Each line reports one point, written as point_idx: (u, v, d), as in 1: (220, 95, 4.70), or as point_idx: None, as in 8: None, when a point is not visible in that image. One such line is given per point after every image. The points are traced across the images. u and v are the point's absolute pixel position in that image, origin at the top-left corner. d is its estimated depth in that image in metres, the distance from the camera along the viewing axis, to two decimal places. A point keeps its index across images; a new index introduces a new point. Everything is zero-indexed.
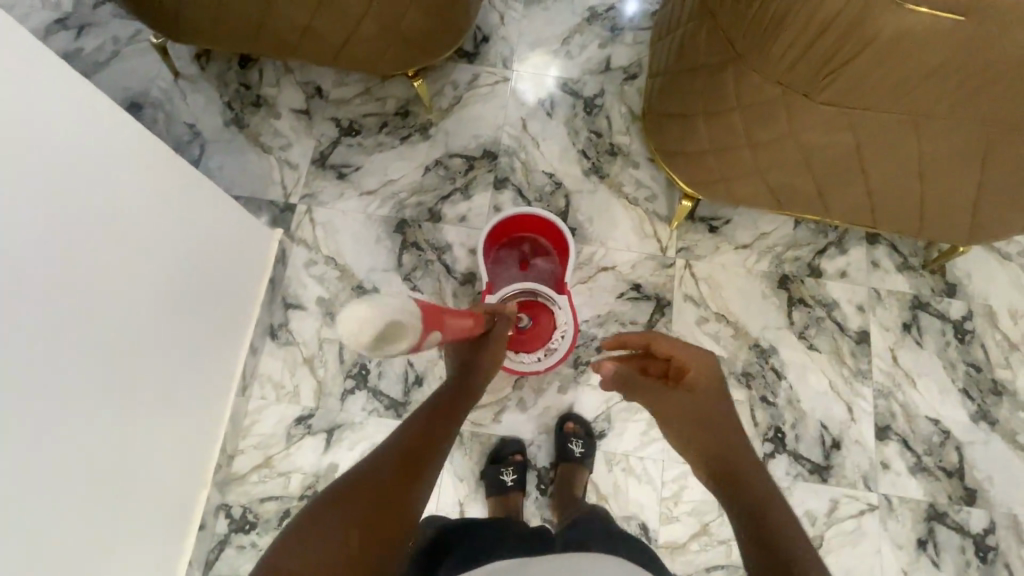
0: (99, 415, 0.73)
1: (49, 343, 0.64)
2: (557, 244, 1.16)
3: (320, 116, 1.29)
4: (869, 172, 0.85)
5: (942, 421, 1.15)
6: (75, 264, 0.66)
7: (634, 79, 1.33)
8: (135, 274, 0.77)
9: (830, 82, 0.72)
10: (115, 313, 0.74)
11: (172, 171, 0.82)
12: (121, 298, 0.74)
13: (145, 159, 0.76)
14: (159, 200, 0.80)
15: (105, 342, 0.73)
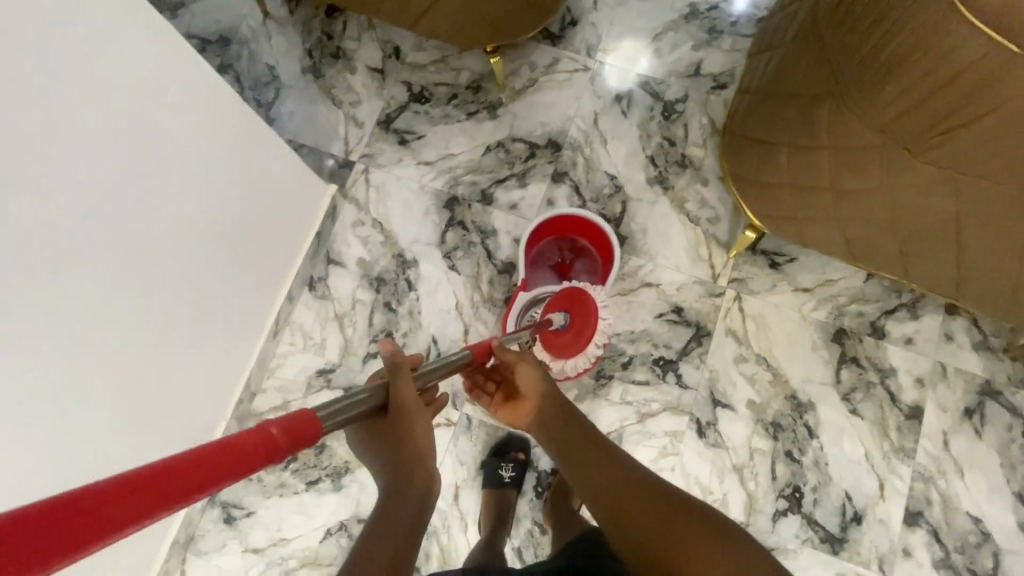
0: (135, 341, 0.78)
1: (96, 270, 0.67)
2: (601, 248, 1.13)
3: (394, 77, 1.29)
4: (962, 243, 0.76)
5: (985, 521, 1.05)
6: (132, 199, 0.69)
7: (723, 89, 1.24)
8: (186, 215, 0.80)
9: (940, 142, 0.64)
10: (162, 250, 0.78)
11: (235, 118, 0.84)
12: (170, 236, 0.78)
13: (210, 104, 0.77)
14: (218, 146, 0.82)
15: (150, 274, 0.77)
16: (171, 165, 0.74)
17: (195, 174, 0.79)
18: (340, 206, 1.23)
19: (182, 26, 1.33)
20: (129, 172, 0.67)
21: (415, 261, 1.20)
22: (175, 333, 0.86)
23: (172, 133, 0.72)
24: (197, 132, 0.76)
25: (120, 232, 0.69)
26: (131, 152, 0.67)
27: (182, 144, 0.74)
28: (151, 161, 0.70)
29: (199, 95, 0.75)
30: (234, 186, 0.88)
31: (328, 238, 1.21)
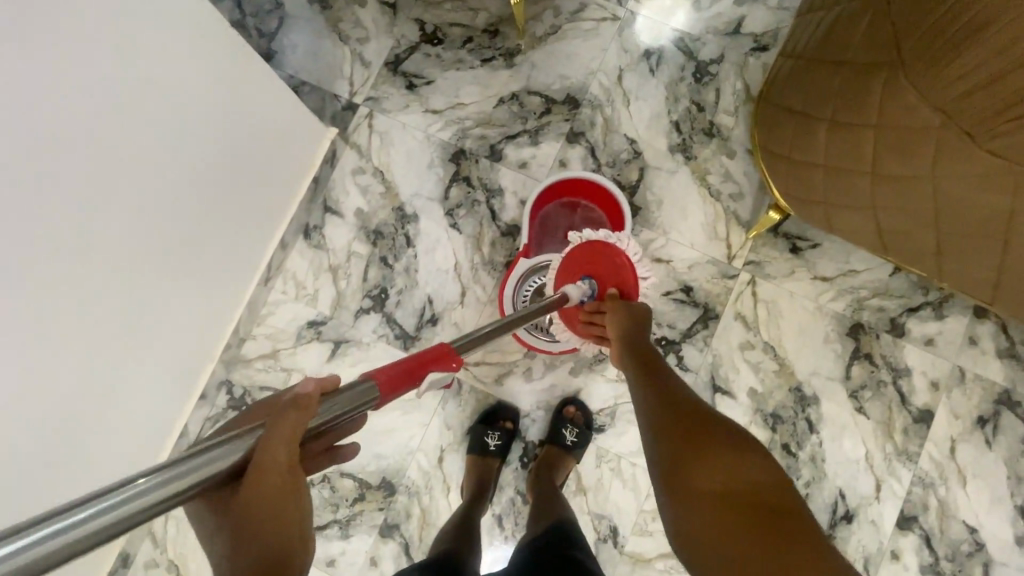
0: (117, 285, 0.75)
1: (71, 203, 0.63)
2: (575, 186, 1.06)
3: (405, 14, 1.19)
4: (1010, 249, 0.69)
5: (980, 531, 1.02)
6: (105, 127, 0.64)
7: (763, 52, 1.13)
8: (167, 149, 0.74)
9: (1012, 129, 0.56)
10: (142, 186, 0.73)
11: (218, 43, 0.77)
12: (150, 171, 0.73)
13: (189, 24, 0.70)
14: (200, 73, 0.75)
15: (131, 211, 0.72)
16: (148, 91, 0.67)
17: (178, 108, 0.73)
18: (340, 151, 1.16)
19: None
20: (101, 96, 0.62)
21: (415, 216, 1.14)
22: (160, 274, 0.83)
23: (144, 54, 0.65)
24: (176, 54, 0.70)
25: (94, 163, 0.64)
26: (102, 71, 0.61)
27: (159, 68, 0.68)
28: (126, 84, 0.64)
29: (170, 12, 0.67)
30: (222, 121, 0.82)
31: (326, 185, 1.15)
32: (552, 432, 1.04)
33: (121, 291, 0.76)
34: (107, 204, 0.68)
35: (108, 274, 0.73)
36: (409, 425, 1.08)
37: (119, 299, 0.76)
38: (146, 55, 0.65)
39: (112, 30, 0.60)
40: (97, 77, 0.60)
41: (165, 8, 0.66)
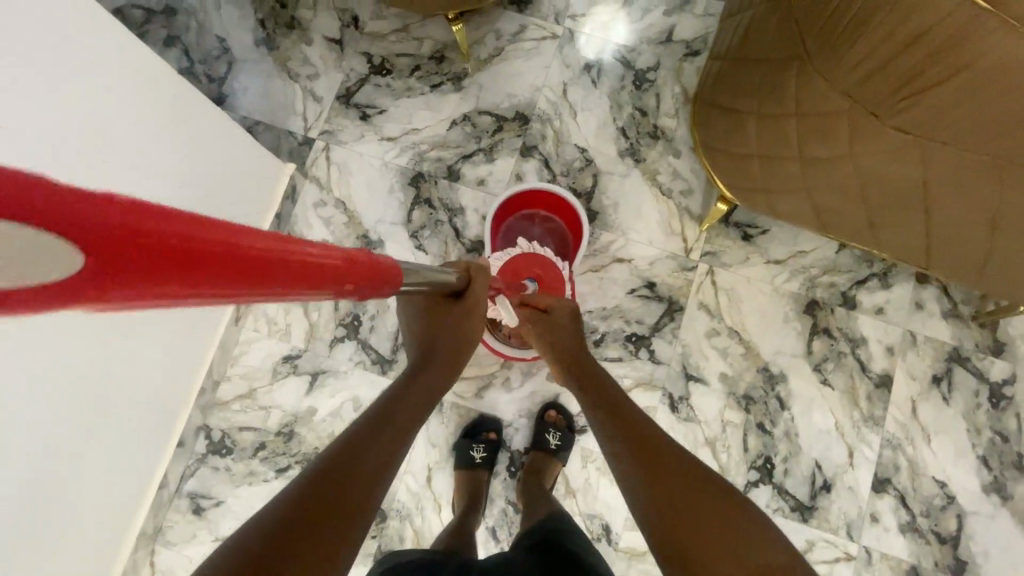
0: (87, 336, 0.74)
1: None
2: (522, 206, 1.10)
3: (353, 48, 1.23)
4: (932, 212, 0.75)
5: (950, 485, 1.07)
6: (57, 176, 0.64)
7: (695, 56, 1.20)
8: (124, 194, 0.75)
9: (907, 107, 0.61)
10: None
11: (164, 86, 0.78)
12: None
13: (130, 69, 0.72)
14: (148, 117, 0.76)
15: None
16: (97, 140, 0.68)
17: (131, 155, 0.75)
18: (300, 186, 1.18)
19: None
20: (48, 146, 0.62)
21: (381, 242, 1.16)
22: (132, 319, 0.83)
23: (89, 102, 0.67)
24: (120, 100, 0.71)
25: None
26: (51, 125, 0.62)
27: (105, 115, 0.69)
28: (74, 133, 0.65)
29: (110, 59, 0.68)
30: (177, 163, 0.83)
31: (289, 220, 1.17)
32: (536, 439, 1.06)
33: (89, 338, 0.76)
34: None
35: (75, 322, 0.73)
36: None
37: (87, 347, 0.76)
38: (91, 103, 0.67)
39: (51, 83, 0.61)
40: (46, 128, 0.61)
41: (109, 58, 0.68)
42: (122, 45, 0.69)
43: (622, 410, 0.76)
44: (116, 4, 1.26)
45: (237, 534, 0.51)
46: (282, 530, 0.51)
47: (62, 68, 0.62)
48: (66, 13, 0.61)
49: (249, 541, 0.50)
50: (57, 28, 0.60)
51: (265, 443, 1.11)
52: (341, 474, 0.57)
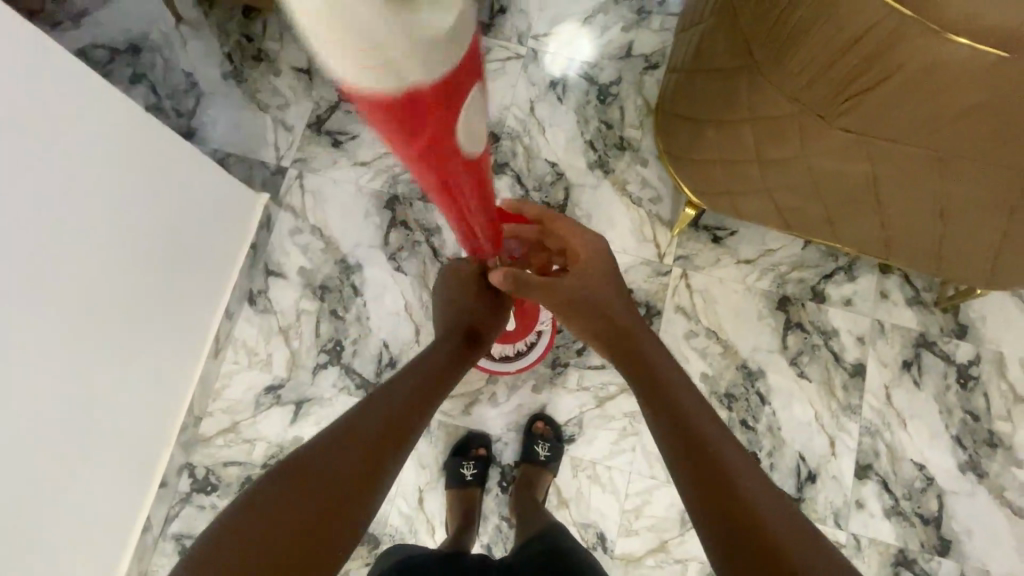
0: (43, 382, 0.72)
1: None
2: None
3: (321, 77, 1.25)
4: (884, 205, 0.79)
5: (928, 467, 1.10)
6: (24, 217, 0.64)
7: (655, 69, 1.25)
8: (94, 232, 0.75)
9: (850, 109, 0.63)
10: (71, 274, 0.73)
11: (137, 125, 0.79)
12: (77, 257, 0.73)
13: (99, 108, 0.72)
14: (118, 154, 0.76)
15: (61, 297, 0.72)
16: (61, 181, 0.68)
17: (97, 193, 0.74)
18: (274, 215, 1.18)
19: (87, 36, 1.27)
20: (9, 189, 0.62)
21: (359, 266, 1.16)
22: (104, 359, 0.82)
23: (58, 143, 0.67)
24: (91, 139, 0.72)
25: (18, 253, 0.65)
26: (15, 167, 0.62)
27: (75, 156, 0.69)
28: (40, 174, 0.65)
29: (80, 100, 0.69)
30: (149, 199, 0.83)
31: (265, 249, 1.17)
32: (525, 451, 1.07)
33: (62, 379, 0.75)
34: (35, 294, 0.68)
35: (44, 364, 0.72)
36: None
37: (57, 389, 0.75)
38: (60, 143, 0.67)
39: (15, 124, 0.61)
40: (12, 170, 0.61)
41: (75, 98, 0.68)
42: (88, 85, 0.70)
43: (663, 375, 0.77)
44: (80, 44, 1.26)
45: (298, 458, 0.61)
46: (337, 461, 0.61)
47: (27, 109, 0.62)
48: (27, 56, 0.61)
49: (311, 465, 0.60)
50: (19, 72, 0.60)
51: (251, 476, 1.09)
52: (390, 420, 0.67)
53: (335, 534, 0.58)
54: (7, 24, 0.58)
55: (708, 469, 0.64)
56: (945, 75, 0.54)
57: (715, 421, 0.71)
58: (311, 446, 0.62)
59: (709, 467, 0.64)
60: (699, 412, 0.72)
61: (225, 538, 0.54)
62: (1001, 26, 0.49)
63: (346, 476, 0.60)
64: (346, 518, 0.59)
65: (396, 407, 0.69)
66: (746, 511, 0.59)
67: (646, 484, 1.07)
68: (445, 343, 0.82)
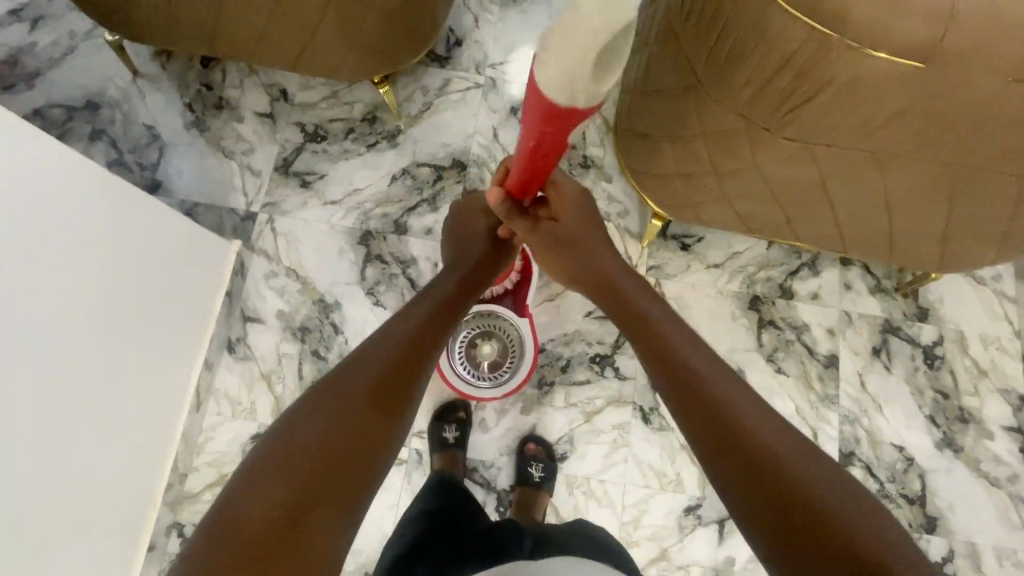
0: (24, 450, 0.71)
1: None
2: None
3: (284, 120, 1.26)
4: (834, 203, 0.84)
5: (907, 448, 1.14)
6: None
7: (610, 88, 1.29)
8: (61, 293, 0.74)
9: (790, 121, 0.66)
10: (43, 338, 0.72)
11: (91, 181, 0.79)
12: (47, 320, 0.72)
13: (54, 168, 0.73)
14: (78, 213, 0.76)
15: (35, 363, 0.71)
16: (24, 247, 0.68)
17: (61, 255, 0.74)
18: (248, 260, 1.18)
19: (41, 96, 1.25)
20: None
21: (338, 304, 1.16)
22: (82, 421, 0.80)
23: (19, 207, 0.67)
24: (47, 201, 0.71)
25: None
26: None
27: (35, 218, 0.69)
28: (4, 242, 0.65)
29: (34, 162, 0.69)
30: (113, 255, 0.83)
31: (240, 295, 1.16)
32: (519, 474, 1.07)
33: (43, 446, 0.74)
34: (11, 362, 0.67)
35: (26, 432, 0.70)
36: (378, 508, 1.06)
37: (39, 456, 0.73)
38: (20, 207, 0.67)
39: None
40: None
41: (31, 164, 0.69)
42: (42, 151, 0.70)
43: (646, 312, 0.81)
44: (34, 105, 1.25)
45: (322, 387, 0.64)
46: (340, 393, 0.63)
47: None
48: None
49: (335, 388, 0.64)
50: None
51: None
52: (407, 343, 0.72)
53: (368, 445, 0.62)
54: None
55: (700, 394, 0.69)
56: (871, 86, 0.57)
57: (697, 346, 0.75)
58: (328, 378, 0.66)
59: (700, 394, 0.69)
60: (684, 340, 0.76)
61: (266, 464, 0.57)
62: (913, 38, 0.53)
63: (368, 392, 0.64)
64: (375, 426, 0.63)
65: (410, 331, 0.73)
66: (735, 428, 0.65)
67: (641, 494, 1.08)
68: (450, 276, 0.85)
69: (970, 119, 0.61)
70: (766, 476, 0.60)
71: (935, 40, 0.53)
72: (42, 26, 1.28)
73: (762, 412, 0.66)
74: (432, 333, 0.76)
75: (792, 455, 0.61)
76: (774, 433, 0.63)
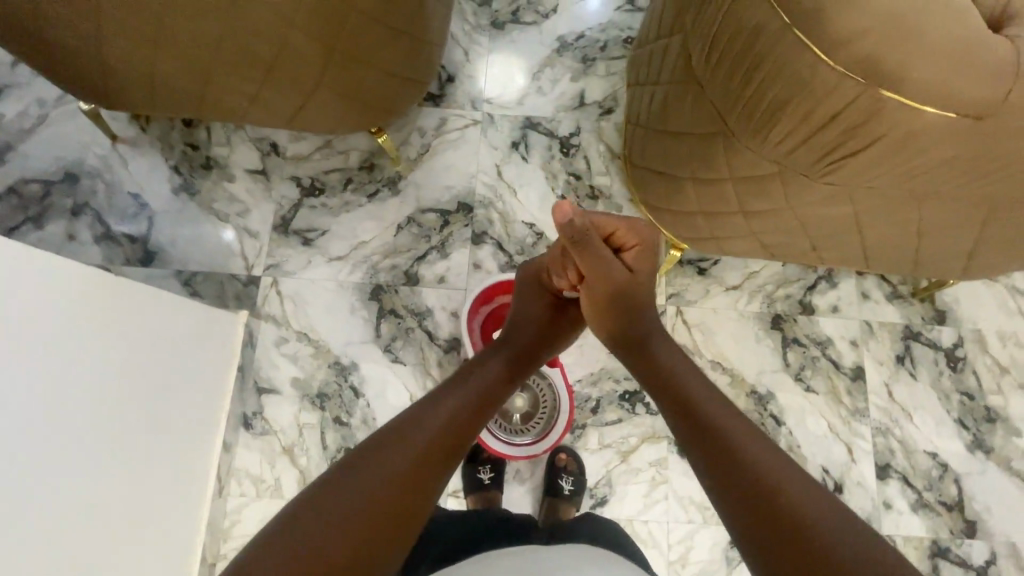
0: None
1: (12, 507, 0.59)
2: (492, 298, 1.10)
3: (278, 175, 1.20)
4: (866, 231, 0.79)
5: (940, 454, 1.14)
6: (16, 417, 0.60)
7: (610, 114, 1.27)
8: (82, 406, 0.70)
9: (831, 171, 0.65)
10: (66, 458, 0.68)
11: (94, 282, 0.75)
12: (69, 440, 0.68)
13: (53, 275, 0.68)
14: (87, 319, 0.72)
15: (64, 486, 0.67)
16: (40, 369, 0.64)
17: (77, 367, 0.69)
18: (256, 328, 1.13)
19: (14, 171, 1.18)
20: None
21: (355, 365, 1.12)
22: (111, 532, 0.76)
23: (27, 328, 0.62)
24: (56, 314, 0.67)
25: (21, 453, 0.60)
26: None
27: (45, 335, 0.65)
28: (21, 368, 0.61)
29: (37, 275, 0.65)
30: (127, 355, 0.79)
31: (252, 366, 1.11)
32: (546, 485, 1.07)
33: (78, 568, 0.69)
34: (39, 493, 0.63)
35: (59, 559, 0.66)
36: None
37: None
38: (28, 326, 0.62)
39: None
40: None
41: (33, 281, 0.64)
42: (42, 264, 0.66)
43: (665, 363, 0.77)
44: (8, 182, 1.17)
45: (366, 451, 0.62)
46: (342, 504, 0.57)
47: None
48: None
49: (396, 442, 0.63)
50: None
51: None
52: (438, 435, 0.66)
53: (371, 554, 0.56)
54: None
55: (726, 454, 0.64)
56: (922, 140, 0.57)
57: (721, 400, 0.71)
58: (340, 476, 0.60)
59: (725, 456, 0.64)
60: (708, 396, 0.71)
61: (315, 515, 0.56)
62: (968, 92, 0.54)
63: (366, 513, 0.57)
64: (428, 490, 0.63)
65: (473, 393, 0.73)
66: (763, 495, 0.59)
67: (686, 531, 1.06)
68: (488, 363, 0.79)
69: (1009, 166, 0.61)
70: (804, 550, 0.54)
71: (983, 98, 0.55)
72: (7, 97, 1.20)
73: (802, 477, 0.61)
74: (455, 435, 0.68)
75: (830, 523, 0.56)
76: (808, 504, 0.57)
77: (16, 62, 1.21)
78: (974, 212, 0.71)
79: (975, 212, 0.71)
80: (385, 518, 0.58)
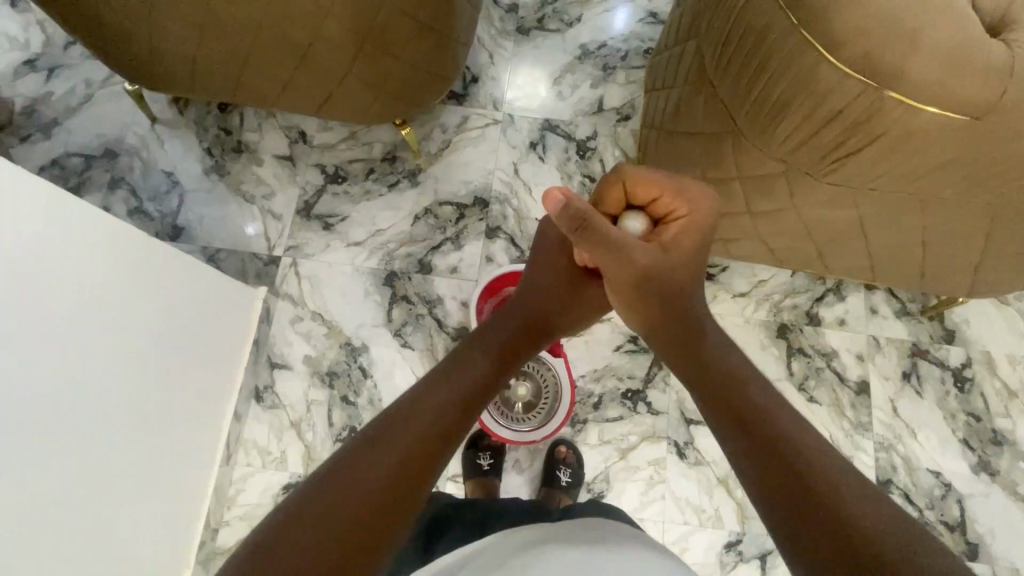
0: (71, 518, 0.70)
1: (20, 442, 0.61)
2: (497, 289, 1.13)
3: (304, 162, 1.26)
4: (871, 236, 0.80)
5: (943, 473, 1.13)
6: (47, 355, 0.64)
7: (627, 120, 1.30)
8: (110, 356, 0.75)
9: (835, 170, 0.67)
10: (90, 402, 0.72)
11: (135, 243, 0.80)
12: (96, 385, 0.73)
13: (100, 231, 0.73)
14: (117, 276, 0.76)
15: (78, 431, 0.70)
16: (76, 315, 0.68)
17: (108, 318, 0.74)
18: (273, 306, 1.17)
19: (58, 145, 1.25)
20: (33, 336, 0.62)
21: (365, 347, 1.16)
22: (121, 480, 0.79)
23: (69, 276, 0.67)
24: (98, 268, 0.72)
25: (37, 396, 0.63)
26: (33, 312, 0.62)
27: (85, 284, 0.70)
28: (54, 315, 0.65)
29: (74, 229, 0.68)
30: (149, 316, 0.82)
31: (267, 341, 1.16)
32: (544, 476, 1.08)
33: (77, 514, 0.72)
34: (59, 430, 0.67)
35: (70, 497, 0.70)
36: None
37: (81, 524, 0.72)
38: (70, 275, 0.67)
39: (35, 274, 0.62)
40: (19, 314, 0.60)
41: (80, 234, 0.69)
42: (90, 220, 0.71)
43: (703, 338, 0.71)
44: (52, 155, 1.24)
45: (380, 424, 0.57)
46: (357, 473, 0.52)
47: (41, 259, 0.63)
48: (39, 208, 0.63)
49: (397, 423, 0.57)
50: (30, 226, 0.61)
51: None
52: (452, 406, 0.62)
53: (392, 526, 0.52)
54: (22, 188, 0.60)
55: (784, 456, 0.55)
56: (921, 140, 0.60)
57: (776, 399, 0.62)
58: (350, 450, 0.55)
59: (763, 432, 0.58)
60: (762, 395, 0.62)
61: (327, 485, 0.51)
62: (964, 95, 0.57)
63: (384, 482, 0.53)
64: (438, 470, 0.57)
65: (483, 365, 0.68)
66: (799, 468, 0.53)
67: (681, 532, 1.07)
68: (502, 334, 0.74)
69: (1007, 174, 0.63)
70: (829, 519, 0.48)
71: (980, 102, 0.57)
72: (57, 76, 1.28)
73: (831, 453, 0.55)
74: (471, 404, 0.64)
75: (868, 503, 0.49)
76: (873, 510, 0.48)
77: (69, 45, 1.29)
78: (979, 221, 0.72)
79: (980, 220, 0.72)
80: (393, 505, 0.52)
